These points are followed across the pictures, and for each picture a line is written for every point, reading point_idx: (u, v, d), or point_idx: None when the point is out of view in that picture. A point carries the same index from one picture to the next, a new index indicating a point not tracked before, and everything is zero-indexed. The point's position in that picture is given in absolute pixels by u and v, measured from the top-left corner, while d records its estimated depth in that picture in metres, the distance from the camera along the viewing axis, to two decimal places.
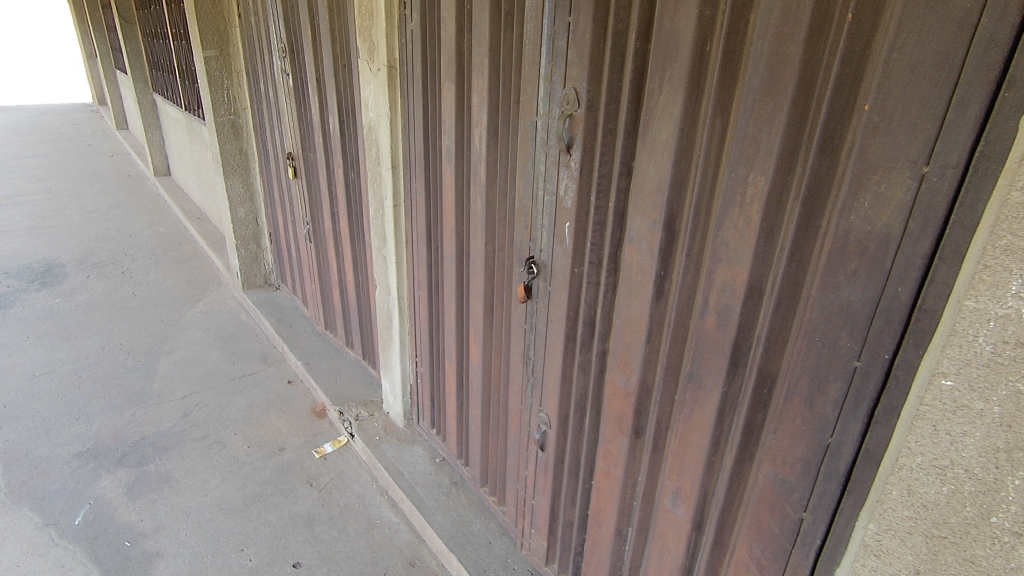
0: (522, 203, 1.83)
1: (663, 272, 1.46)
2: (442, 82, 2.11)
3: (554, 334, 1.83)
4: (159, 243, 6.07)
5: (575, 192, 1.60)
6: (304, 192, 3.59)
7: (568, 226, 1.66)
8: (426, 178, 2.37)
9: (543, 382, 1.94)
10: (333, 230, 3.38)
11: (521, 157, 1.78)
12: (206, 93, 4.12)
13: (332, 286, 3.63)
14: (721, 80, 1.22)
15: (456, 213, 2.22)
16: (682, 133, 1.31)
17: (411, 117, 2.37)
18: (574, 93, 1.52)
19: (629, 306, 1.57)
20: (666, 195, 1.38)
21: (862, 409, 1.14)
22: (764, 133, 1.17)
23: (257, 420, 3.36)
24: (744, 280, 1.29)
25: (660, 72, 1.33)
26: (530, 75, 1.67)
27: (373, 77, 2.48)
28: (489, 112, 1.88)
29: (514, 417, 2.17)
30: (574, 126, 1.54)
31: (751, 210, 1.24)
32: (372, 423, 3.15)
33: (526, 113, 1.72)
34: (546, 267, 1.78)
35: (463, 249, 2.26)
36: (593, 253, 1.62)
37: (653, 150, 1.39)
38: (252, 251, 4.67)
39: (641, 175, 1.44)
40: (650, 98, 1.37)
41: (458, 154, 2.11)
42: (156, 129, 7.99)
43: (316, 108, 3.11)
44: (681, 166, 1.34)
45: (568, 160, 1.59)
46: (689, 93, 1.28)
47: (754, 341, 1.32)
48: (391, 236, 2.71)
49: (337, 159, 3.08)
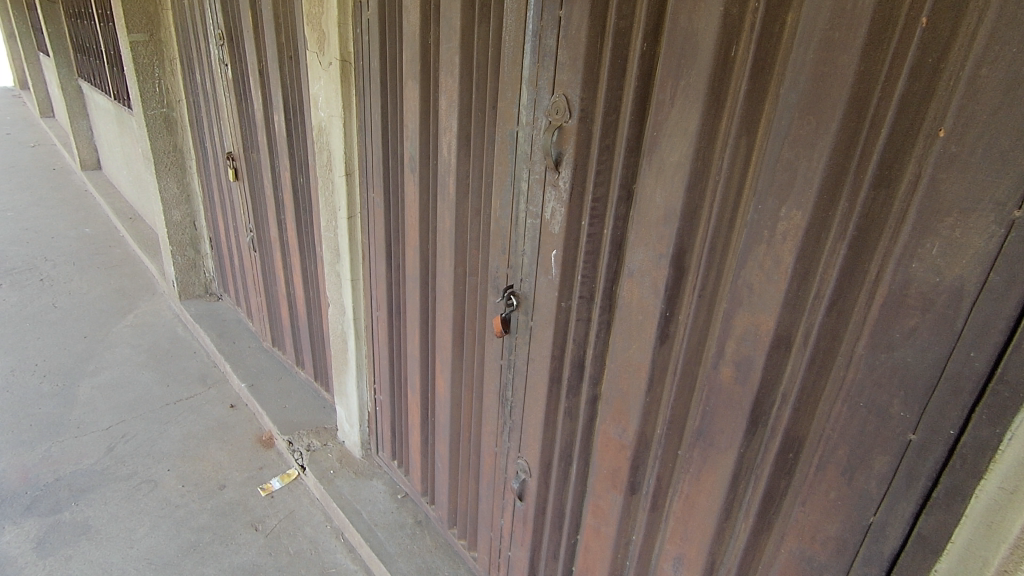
0: (499, 224, 1.59)
1: (669, 313, 1.25)
2: (405, 81, 1.84)
3: (535, 374, 1.60)
4: (85, 246, 5.51)
5: (564, 216, 1.37)
6: (246, 195, 3.23)
7: (555, 254, 1.43)
8: (387, 189, 2.10)
9: (522, 426, 1.72)
10: (280, 239, 3.04)
11: (498, 172, 1.54)
12: (133, 82, 3.68)
13: (280, 301, 3.29)
14: (748, 94, 1.02)
15: (420, 231, 1.96)
16: (697, 154, 1.10)
17: (368, 120, 2.09)
18: (564, 101, 1.28)
19: (627, 349, 1.36)
20: (675, 226, 1.17)
21: (916, 490, 0.96)
22: (802, 160, 0.97)
23: (194, 453, 3.01)
24: (770, 329, 1.09)
25: (672, 82, 1.11)
26: (510, 78, 1.43)
27: (323, 72, 2.17)
28: (460, 118, 1.63)
29: (487, 460, 1.93)
30: (564, 140, 1.31)
31: (782, 249, 1.04)
32: (326, 454, 2.87)
33: (505, 122, 1.48)
34: (527, 299, 1.55)
35: (428, 271, 2.00)
36: (584, 286, 1.40)
37: (661, 172, 1.17)
38: (190, 258, 4.25)
39: (643, 201, 1.22)
40: (658, 111, 1.15)
41: (423, 164, 1.85)
42: (82, 119, 7.31)
43: (258, 105, 2.77)
44: (695, 193, 1.13)
45: (556, 179, 1.36)
46: (708, 107, 1.07)
47: (780, 399, 1.13)
48: (346, 251, 2.42)
49: (283, 162, 2.75)
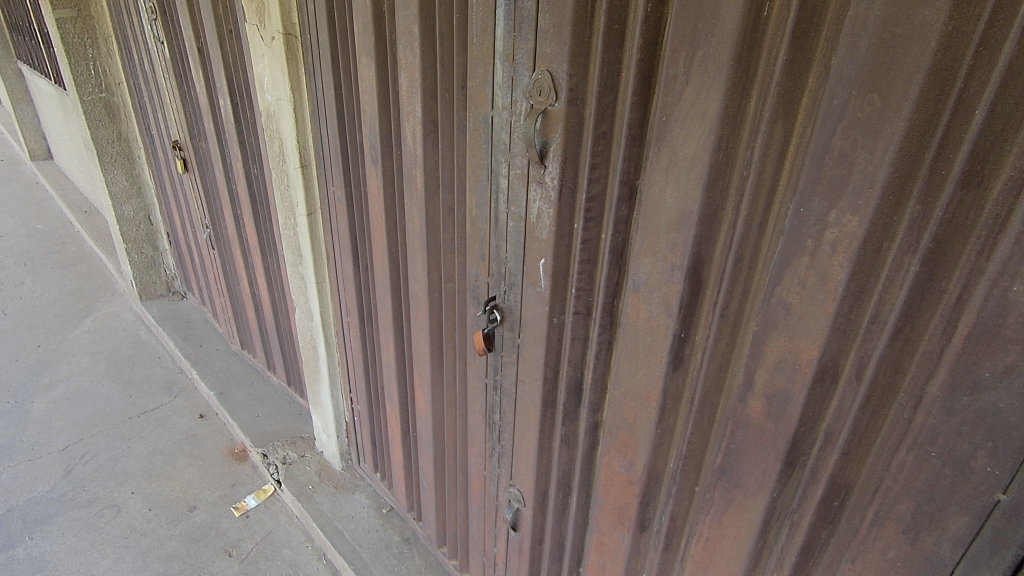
0: (476, 226, 1.35)
1: (684, 333, 1.04)
2: (358, 57, 1.57)
3: (526, 397, 1.39)
4: (37, 244, 5.14)
5: (553, 218, 1.13)
6: (198, 188, 2.93)
7: (544, 263, 1.19)
8: (348, 183, 1.84)
9: (513, 452, 1.51)
10: (238, 237, 2.77)
11: (471, 165, 1.30)
12: (64, 66, 3.32)
13: (245, 302, 3.04)
14: (786, 66, 0.80)
15: (387, 230, 1.71)
16: (719, 144, 0.87)
17: (321, 103, 1.82)
18: (547, 78, 1.03)
19: (633, 374, 1.15)
20: (691, 232, 0.95)
21: (1005, 558, 0.77)
22: (860, 148, 0.75)
23: (161, 472, 2.78)
24: (813, 359, 0.89)
25: (686, 51, 0.87)
26: (479, 51, 1.17)
27: (265, 48, 1.88)
28: (423, 100, 1.38)
29: (476, 483, 1.73)
30: (549, 127, 1.06)
31: (832, 263, 0.82)
32: (303, 467, 2.66)
33: (477, 105, 1.22)
34: (512, 313, 1.33)
35: (400, 275, 1.76)
36: (580, 300, 1.18)
37: (672, 165, 0.94)
38: (148, 255, 3.94)
39: (650, 201, 1.00)
40: (668, 89, 0.91)
41: (386, 155, 1.60)
42: (27, 105, 6.82)
43: (201, 88, 2.47)
44: (717, 192, 0.91)
45: (541, 175, 1.12)
46: (734, 83, 0.83)
47: (824, 439, 0.93)
48: (308, 251, 2.17)
49: (233, 151, 2.46)
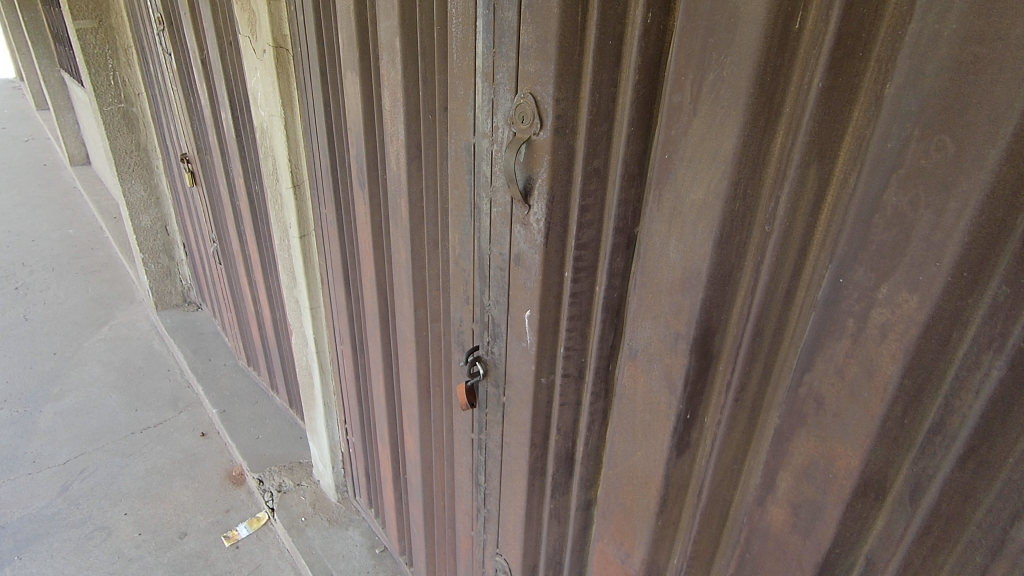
0: (459, 265, 1.18)
1: (690, 415, 0.85)
2: (344, 73, 1.43)
3: (512, 461, 1.21)
4: (67, 248, 5.24)
5: (539, 265, 0.95)
6: (205, 202, 2.87)
7: (529, 316, 1.01)
8: (338, 206, 1.70)
9: (499, 518, 1.33)
10: (242, 252, 2.68)
11: (453, 197, 1.13)
12: (85, 76, 3.34)
13: (249, 319, 2.95)
14: (822, 95, 0.61)
15: (374, 260, 1.57)
16: (734, 191, 0.68)
17: (312, 121, 1.69)
18: (530, 102, 0.86)
19: (630, 454, 0.96)
20: (698, 296, 0.76)
21: None
22: (923, 208, 0.55)
23: (156, 493, 2.70)
24: (851, 469, 0.69)
25: (694, 74, 0.69)
26: (460, 68, 1.01)
27: (257, 60, 1.77)
28: (407, 121, 1.23)
29: (463, 541, 1.56)
30: (533, 160, 0.88)
31: (879, 352, 0.63)
32: (297, 497, 2.54)
33: (459, 131, 1.06)
34: (496, 368, 1.15)
35: (388, 308, 1.61)
36: (569, 361, 1.00)
37: (676, 214, 0.75)
38: (164, 265, 3.93)
39: (650, 254, 0.82)
40: (672, 120, 0.73)
41: (372, 179, 1.45)
42: (68, 112, 7.04)
43: (205, 101, 2.39)
44: (730, 249, 0.72)
45: (525, 216, 0.94)
46: (753, 115, 0.64)
47: (865, 567, 0.73)
48: (301, 274, 2.04)
49: (234, 166, 2.37)
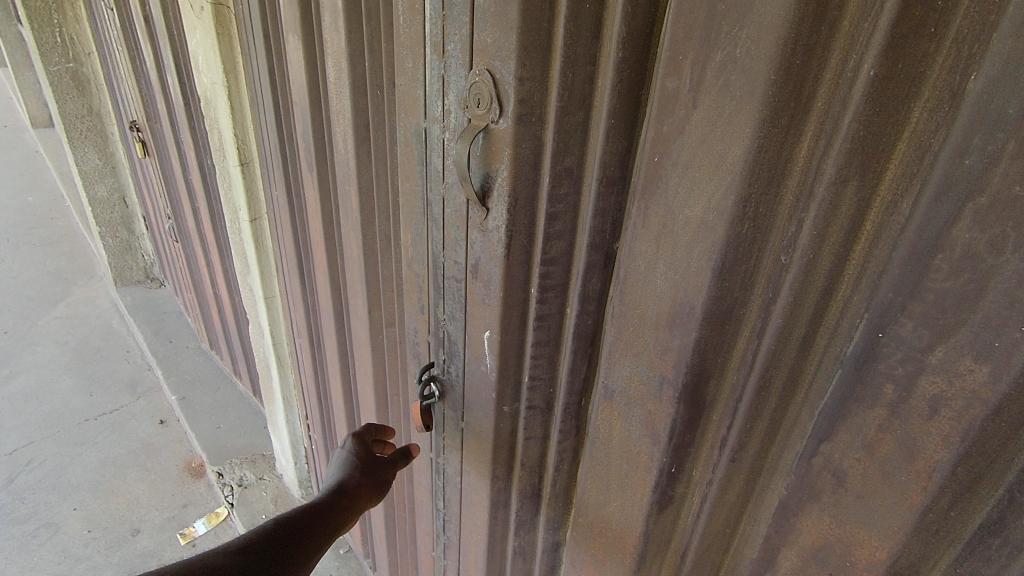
0: (413, 269, 1.01)
1: (675, 469, 0.70)
2: (286, 36, 1.23)
3: (470, 492, 1.06)
4: (24, 216, 4.98)
5: (498, 281, 0.78)
6: (158, 173, 2.66)
7: (487, 336, 0.85)
8: (288, 189, 1.51)
9: (459, 547, 1.18)
10: (197, 231, 2.48)
11: (404, 190, 0.96)
12: (28, 32, 3.06)
13: (209, 302, 2.77)
14: (871, 90, 0.44)
15: (326, 252, 1.39)
16: (743, 211, 0.52)
17: (258, 91, 1.48)
18: (487, 82, 0.68)
19: (603, 503, 0.81)
20: (690, 336, 0.60)
21: None
22: (1008, 252, 0.39)
23: (108, 486, 2.55)
24: (877, 562, 0.54)
25: (695, 53, 0.51)
26: (408, 35, 0.82)
27: (196, 19, 1.54)
28: (353, 97, 1.04)
29: (424, 563, 1.42)
30: (492, 154, 0.71)
31: (923, 431, 0.48)
32: (258, 492, 2.39)
33: (408, 113, 0.88)
34: (453, 390, 1.00)
35: (342, 305, 1.44)
36: (536, 391, 0.85)
37: (668, 231, 0.59)
38: (123, 239, 3.76)
39: (631, 278, 0.65)
40: (664, 111, 0.56)
41: (320, 161, 1.27)
42: (28, 70, 6.63)
43: (150, 64, 2.16)
44: (733, 282, 0.56)
45: (483, 221, 0.77)
46: (774, 112, 0.47)
47: None
48: (254, 261, 1.86)
49: (184, 138, 2.15)
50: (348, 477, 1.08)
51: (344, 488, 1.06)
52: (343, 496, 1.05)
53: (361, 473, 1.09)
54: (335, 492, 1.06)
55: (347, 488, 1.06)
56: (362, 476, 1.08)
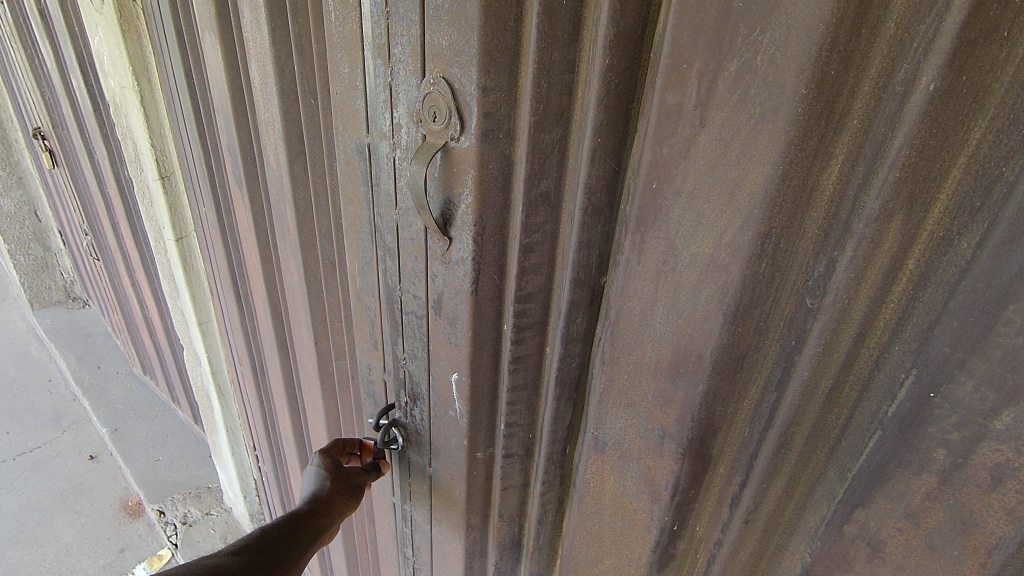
0: (364, 301, 0.90)
1: (678, 528, 0.62)
2: (201, 34, 1.07)
3: (439, 544, 0.96)
4: None
5: (465, 320, 0.67)
6: (70, 185, 2.40)
7: (454, 381, 0.74)
8: (216, 205, 1.35)
9: None
10: (118, 248, 2.25)
11: (349, 213, 0.84)
12: None
13: (138, 323, 2.54)
14: (928, 107, 0.36)
15: (263, 276, 1.25)
16: (763, 249, 0.43)
17: (174, 97, 1.31)
18: (443, 95, 0.57)
19: (595, 560, 0.73)
20: (696, 389, 0.51)
21: None
22: None
23: (33, 535, 2.34)
24: None
25: (703, 62, 0.42)
26: (345, 37, 0.70)
27: (95, 14, 1.35)
28: (283, 105, 0.90)
29: None
30: (454, 176, 0.60)
31: (982, 505, 0.40)
32: (205, 529, 2.22)
33: (348, 125, 0.76)
34: (418, 435, 0.89)
35: (285, 333, 1.31)
36: (512, 438, 0.76)
37: (670, 266, 0.50)
38: (38, 257, 3.48)
39: (625, 318, 0.56)
40: (663, 129, 0.47)
41: (250, 176, 1.12)
42: None
43: (51, 64, 1.92)
44: (747, 328, 0.47)
45: (444, 252, 0.66)
46: (803, 133, 0.39)
47: None
48: (183, 283, 1.68)
49: (95, 147, 1.93)
50: (320, 488, 0.95)
51: (317, 500, 0.94)
52: (316, 508, 0.93)
53: (334, 483, 0.95)
54: (306, 505, 0.94)
55: (320, 500, 0.94)
56: (334, 487, 0.95)
